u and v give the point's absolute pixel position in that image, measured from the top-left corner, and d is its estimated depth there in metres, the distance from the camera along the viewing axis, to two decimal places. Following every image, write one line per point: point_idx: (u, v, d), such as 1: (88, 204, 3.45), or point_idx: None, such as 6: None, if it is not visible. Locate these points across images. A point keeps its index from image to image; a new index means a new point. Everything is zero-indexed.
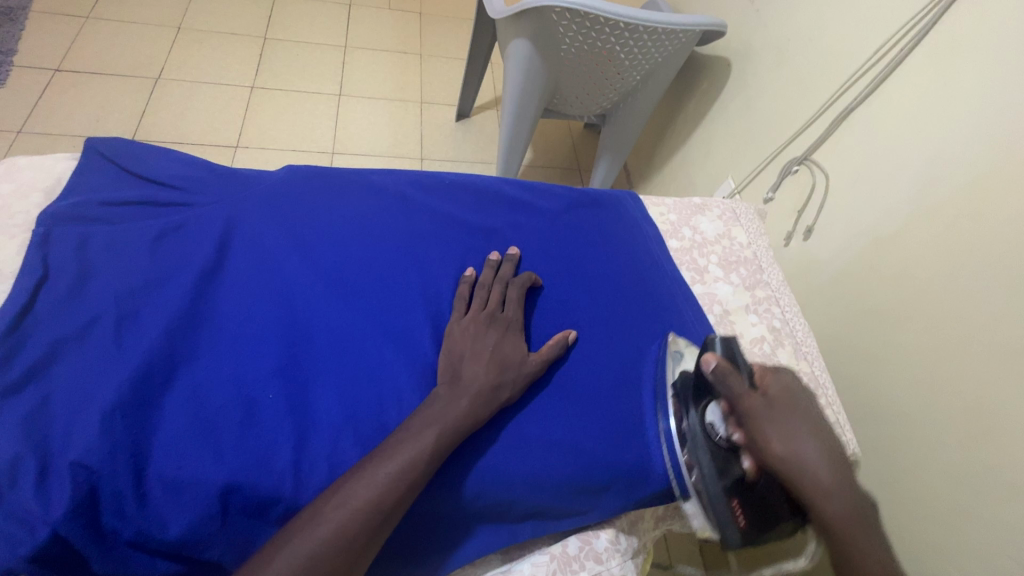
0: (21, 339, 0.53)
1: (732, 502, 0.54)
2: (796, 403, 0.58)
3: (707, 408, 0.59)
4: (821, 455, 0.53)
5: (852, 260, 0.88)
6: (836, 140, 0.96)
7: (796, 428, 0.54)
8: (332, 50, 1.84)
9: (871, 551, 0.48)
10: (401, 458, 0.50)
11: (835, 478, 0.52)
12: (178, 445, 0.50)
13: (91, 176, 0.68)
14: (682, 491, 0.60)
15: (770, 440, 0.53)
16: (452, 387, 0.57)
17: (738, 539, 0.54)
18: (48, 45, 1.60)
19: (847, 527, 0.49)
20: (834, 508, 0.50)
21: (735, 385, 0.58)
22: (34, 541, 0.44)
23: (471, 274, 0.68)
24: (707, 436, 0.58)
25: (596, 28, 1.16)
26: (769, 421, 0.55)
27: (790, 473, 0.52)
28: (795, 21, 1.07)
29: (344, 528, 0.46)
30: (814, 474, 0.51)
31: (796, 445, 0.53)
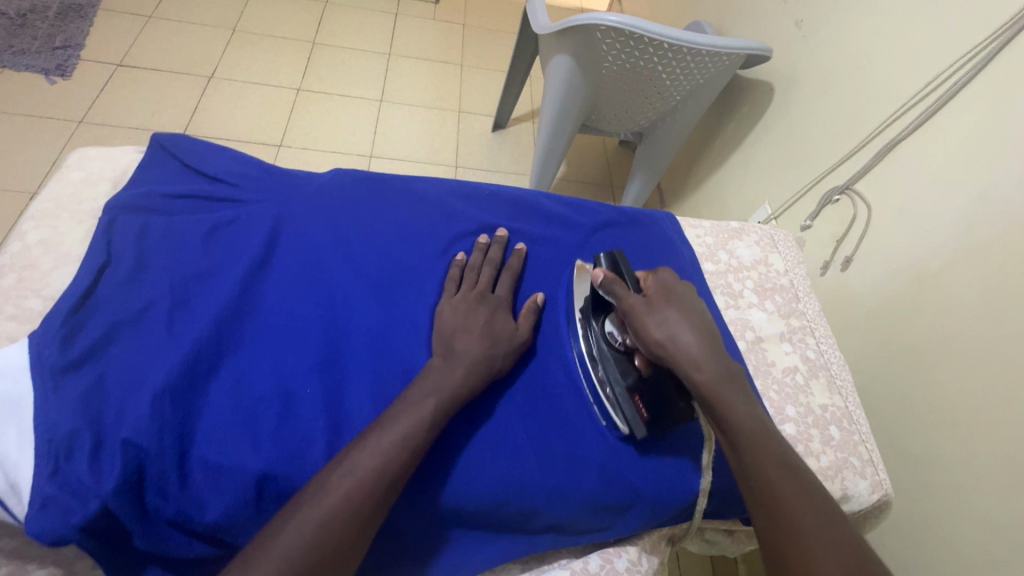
0: (82, 319, 0.56)
1: (635, 397, 0.60)
2: (677, 291, 0.62)
3: (606, 322, 0.64)
4: (695, 335, 0.58)
5: (891, 294, 0.86)
6: (880, 171, 0.94)
7: (672, 319, 0.58)
8: (376, 56, 1.90)
9: (739, 409, 0.55)
10: (402, 427, 0.51)
11: (708, 353, 0.57)
12: (220, 431, 0.52)
13: (153, 170, 0.72)
14: (599, 409, 0.64)
15: (650, 332, 0.58)
16: (446, 359, 0.59)
17: (644, 432, 0.59)
18: (113, 41, 1.69)
19: (716, 391, 0.55)
20: (703, 375, 0.56)
21: (618, 289, 0.62)
22: (84, 512, 0.46)
23: (461, 257, 0.70)
24: (609, 345, 0.63)
25: (640, 47, 1.17)
26: (648, 315, 0.59)
27: (668, 356, 0.57)
28: (842, 48, 1.06)
29: (351, 496, 0.46)
30: (686, 351, 0.57)
31: (672, 332, 0.58)
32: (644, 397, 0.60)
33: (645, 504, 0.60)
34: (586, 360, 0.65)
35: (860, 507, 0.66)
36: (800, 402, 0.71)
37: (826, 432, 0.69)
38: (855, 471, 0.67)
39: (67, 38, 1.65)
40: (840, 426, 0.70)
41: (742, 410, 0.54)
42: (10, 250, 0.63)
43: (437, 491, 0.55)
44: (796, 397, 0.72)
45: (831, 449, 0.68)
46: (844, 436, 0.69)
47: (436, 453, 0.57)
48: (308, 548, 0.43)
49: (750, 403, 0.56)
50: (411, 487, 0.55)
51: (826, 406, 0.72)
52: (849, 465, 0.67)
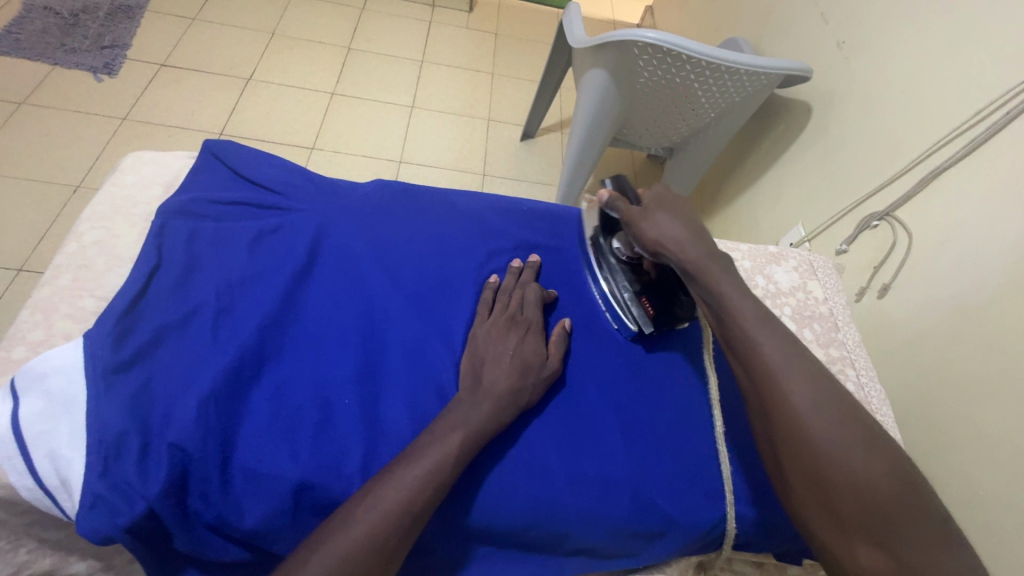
0: (133, 321, 0.57)
1: (642, 299, 0.70)
2: (670, 199, 0.66)
3: (613, 240, 0.73)
4: (686, 231, 0.63)
5: (932, 325, 0.84)
6: (924, 198, 0.92)
7: (664, 219, 0.64)
8: (410, 63, 1.93)
9: (725, 283, 0.58)
10: (429, 461, 0.50)
11: (693, 242, 0.62)
12: (261, 439, 0.53)
13: (203, 175, 0.74)
14: (612, 316, 0.73)
15: (643, 233, 0.64)
16: (473, 392, 0.58)
17: (651, 327, 0.69)
18: (158, 42, 1.75)
19: (703, 272, 0.60)
20: (689, 259, 0.61)
21: (619, 204, 0.68)
22: (131, 513, 0.47)
23: (494, 280, 0.70)
24: (616, 257, 0.73)
25: (678, 65, 1.16)
26: (644, 220, 0.65)
27: (659, 253, 0.63)
28: (885, 70, 1.04)
29: (374, 530, 0.46)
30: (680, 251, 0.62)
31: (664, 232, 0.63)
32: (650, 298, 0.70)
33: (679, 535, 0.59)
34: (599, 276, 0.75)
35: None
36: None
37: None
38: None
39: (115, 38, 1.71)
40: None
41: (728, 285, 0.58)
42: (67, 250, 0.65)
43: (469, 508, 0.56)
44: None
45: None
46: None
47: (469, 469, 0.57)
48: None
49: (751, 297, 0.58)
50: (444, 503, 0.55)
51: None
52: None
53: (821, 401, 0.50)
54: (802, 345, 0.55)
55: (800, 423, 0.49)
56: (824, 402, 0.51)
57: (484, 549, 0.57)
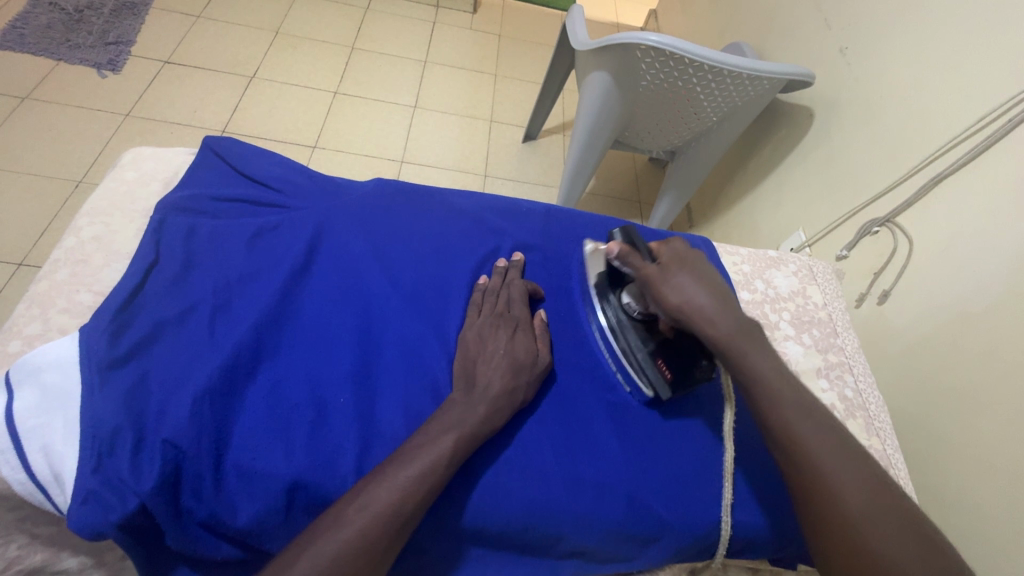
0: (130, 316, 0.57)
1: (657, 361, 0.63)
2: (690, 257, 0.61)
3: (622, 294, 0.66)
4: (710, 295, 0.58)
5: (932, 332, 0.84)
6: (925, 205, 0.91)
7: (689, 284, 0.59)
8: (412, 63, 1.93)
9: (760, 361, 0.55)
10: (422, 462, 0.50)
11: (722, 308, 0.57)
12: (255, 437, 0.53)
13: (204, 172, 0.74)
14: (623, 377, 0.68)
15: (666, 298, 0.58)
16: (468, 394, 0.57)
17: (669, 392, 0.63)
18: (162, 39, 1.75)
19: (733, 346, 0.56)
20: (720, 330, 0.56)
21: (634, 261, 0.62)
22: (123, 510, 0.47)
23: (483, 281, 0.69)
24: (628, 315, 0.66)
25: (680, 68, 1.16)
26: (664, 283, 0.59)
27: (685, 321, 0.58)
28: (887, 76, 1.04)
29: (365, 531, 0.45)
30: (706, 318, 0.57)
31: (688, 297, 0.58)
32: (668, 360, 0.63)
33: (674, 540, 0.59)
34: (608, 333, 0.68)
35: None
36: None
37: None
38: None
39: (119, 34, 1.72)
40: None
41: (764, 364, 0.55)
42: (66, 244, 0.65)
43: (464, 509, 0.55)
44: None
45: None
46: None
47: (463, 470, 0.57)
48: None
49: (777, 367, 0.55)
50: (438, 503, 0.55)
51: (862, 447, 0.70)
52: None
53: (851, 469, 0.49)
54: (831, 415, 0.53)
55: (843, 515, 0.46)
56: (866, 494, 0.47)
57: (477, 551, 0.57)
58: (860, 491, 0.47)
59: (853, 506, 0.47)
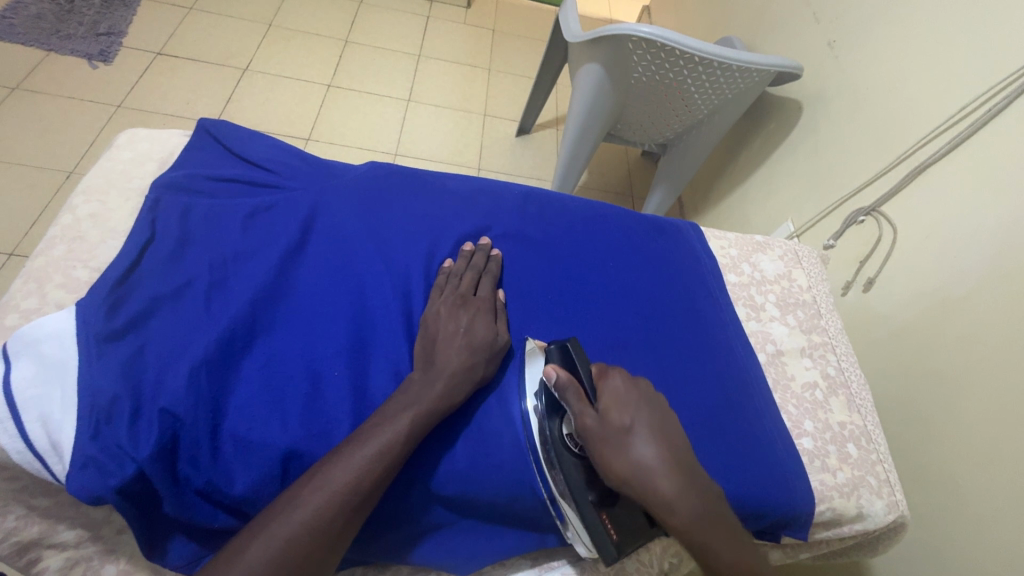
0: (126, 291, 0.58)
1: (604, 518, 0.51)
2: (637, 394, 0.50)
3: (562, 425, 0.55)
4: (663, 454, 0.46)
5: (913, 316, 0.86)
6: (908, 194, 0.94)
7: (637, 441, 0.46)
8: (406, 57, 1.93)
9: (723, 554, 0.45)
10: (377, 443, 0.50)
11: (683, 487, 0.45)
12: (251, 407, 0.54)
13: (199, 152, 0.75)
14: (560, 515, 0.57)
15: (613, 463, 0.47)
16: (426, 372, 0.58)
17: (614, 556, 0.51)
18: (154, 31, 1.75)
19: (696, 536, 0.45)
20: (679, 519, 0.44)
21: (571, 401, 0.51)
22: (121, 475, 0.48)
23: (449, 264, 0.70)
24: (566, 450, 0.54)
25: (671, 60, 1.18)
26: (609, 446, 0.47)
27: (637, 497, 0.46)
28: (873, 69, 1.06)
29: (320, 512, 0.46)
30: (659, 490, 0.45)
31: (639, 469, 0.45)
32: (613, 516, 0.52)
33: None
34: (545, 466, 0.57)
35: (874, 526, 0.66)
36: (819, 418, 0.71)
37: (844, 449, 0.69)
38: (872, 489, 0.67)
39: (111, 25, 1.71)
40: (858, 444, 0.70)
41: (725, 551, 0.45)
42: (62, 222, 0.66)
43: (458, 482, 0.56)
44: (815, 412, 0.72)
45: (847, 466, 0.68)
46: (861, 454, 0.69)
47: (455, 443, 0.58)
48: (277, 564, 0.44)
49: (742, 551, 0.46)
50: (433, 476, 0.56)
51: (844, 423, 0.72)
52: (866, 484, 0.67)
53: None
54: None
55: None
56: None
57: (469, 522, 0.59)
58: None
59: None
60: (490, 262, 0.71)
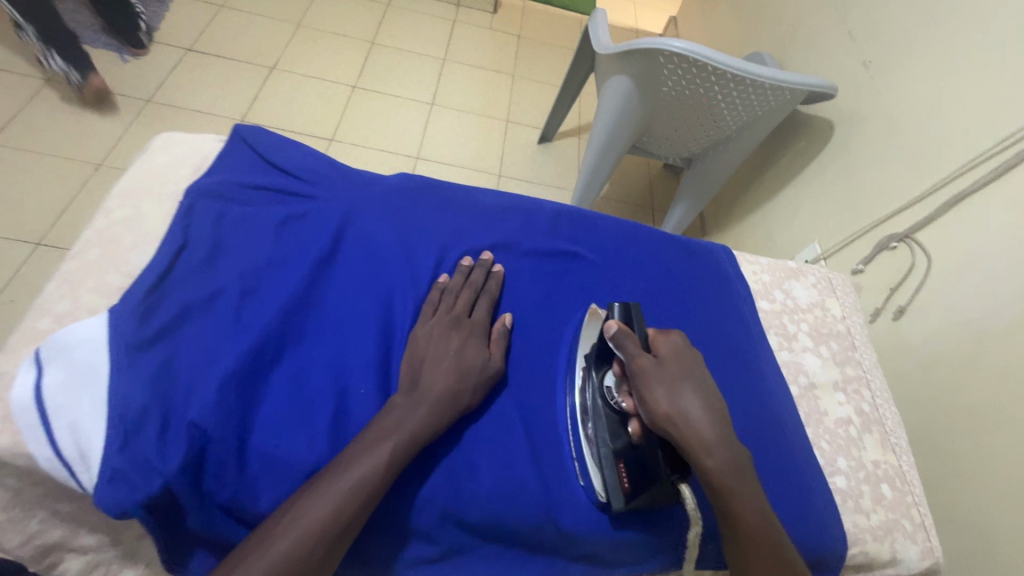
0: (158, 298, 0.58)
1: (621, 465, 0.56)
2: (689, 361, 0.57)
3: (606, 374, 0.60)
4: (706, 411, 0.53)
5: (947, 350, 0.83)
6: (945, 223, 0.90)
7: (687, 391, 0.53)
8: (431, 60, 1.93)
9: (748, 503, 0.51)
10: (357, 472, 0.48)
11: (719, 434, 0.52)
12: (279, 423, 0.53)
13: (232, 158, 0.75)
14: (579, 468, 0.60)
15: (657, 402, 0.52)
16: (410, 396, 0.55)
17: (621, 502, 0.56)
18: (185, 27, 1.76)
19: (727, 482, 0.51)
20: (713, 460, 0.51)
21: (629, 346, 0.57)
22: (149, 489, 0.48)
23: (443, 280, 0.67)
24: (604, 401, 0.58)
25: (702, 76, 1.16)
26: (660, 382, 0.53)
27: (678, 435, 0.51)
28: (913, 91, 1.03)
29: (296, 550, 0.44)
30: (703, 436, 0.51)
31: (681, 405, 0.52)
32: (629, 466, 0.56)
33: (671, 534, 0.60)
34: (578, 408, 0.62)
35: (906, 572, 0.63)
36: (852, 456, 0.69)
37: (877, 490, 0.67)
38: (906, 534, 0.65)
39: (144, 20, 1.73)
40: (892, 485, 0.68)
41: (752, 500, 0.52)
42: (96, 225, 0.66)
43: (481, 508, 0.55)
44: (848, 449, 0.70)
45: (881, 508, 0.66)
46: (895, 496, 0.67)
47: (478, 467, 0.57)
48: None
49: (763, 509, 0.52)
50: (456, 501, 0.55)
51: (878, 462, 0.70)
52: (900, 527, 0.65)
53: None
54: (795, 552, 0.52)
55: None
56: None
57: (490, 547, 0.57)
58: None
59: None
60: (489, 280, 0.69)
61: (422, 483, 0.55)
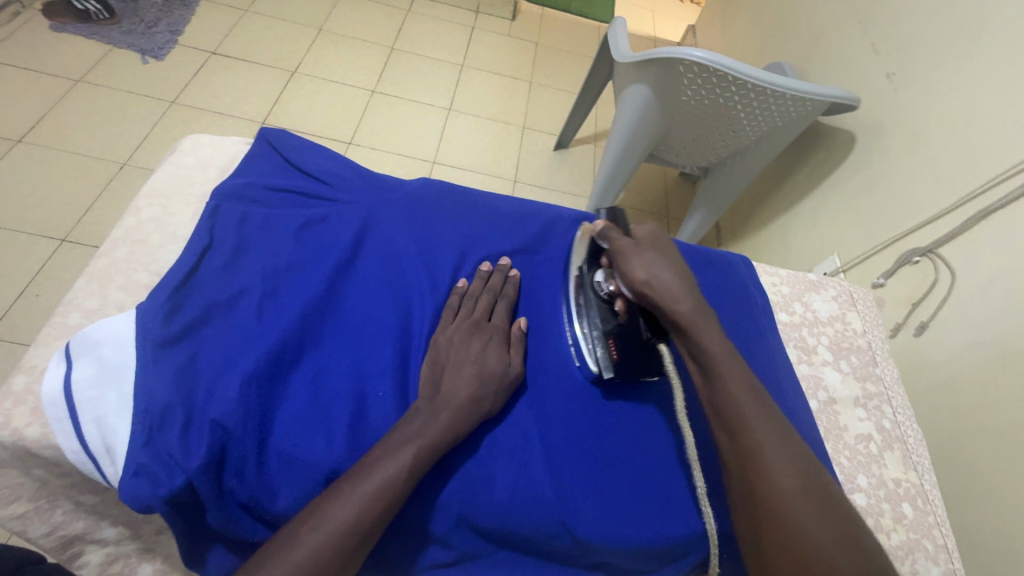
0: (183, 297, 0.59)
1: (609, 340, 0.62)
2: (666, 238, 0.59)
3: (595, 271, 0.66)
4: (677, 274, 0.54)
5: (969, 368, 0.81)
6: (968, 238, 0.89)
7: (656, 258, 0.55)
8: (449, 66, 1.95)
9: (716, 340, 0.51)
10: (379, 477, 0.49)
11: (689, 289, 0.54)
12: (298, 424, 0.54)
13: (257, 161, 0.76)
14: (576, 352, 0.67)
15: (632, 270, 0.55)
16: (432, 402, 0.56)
17: (611, 372, 0.62)
18: (210, 31, 1.80)
19: (695, 323, 0.52)
20: (681, 307, 0.52)
21: (612, 234, 0.62)
22: (170, 485, 0.49)
23: (462, 285, 0.68)
24: (595, 290, 0.65)
25: (722, 85, 1.15)
26: (633, 255, 0.56)
27: (647, 293, 0.54)
28: (937, 104, 1.01)
29: (318, 553, 0.44)
30: (671, 289, 0.53)
31: (654, 272, 0.54)
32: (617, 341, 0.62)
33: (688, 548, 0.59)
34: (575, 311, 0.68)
35: None
36: (873, 473, 0.68)
37: (898, 509, 0.66)
38: (928, 555, 0.63)
39: (171, 23, 1.77)
40: (913, 504, 0.66)
41: (719, 342, 0.51)
42: (125, 223, 0.67)
43: (497, 515, 0.55)
44: (868, 467, 0.69)
45: (902, 528, 0.65)
46: (917, 516, 0.66)
47: (496, 475, 0.57)
48: None
49: (734, 348, 0.52)
50: (472, 507, 0.55)
51: (899, 480, 0.68)
52: (922, 548, 0.64)
53: (821, 508, 0.44)
54: (773, 401, 0.50)
55: (766, 478, 0.45)
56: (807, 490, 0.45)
57: (503, 554, 0.57)
58: (776, 446, 0.46)
59: (776, 465, 0.45)
60: (507, 284, 0.69)
61: (437, 487, 0.55)
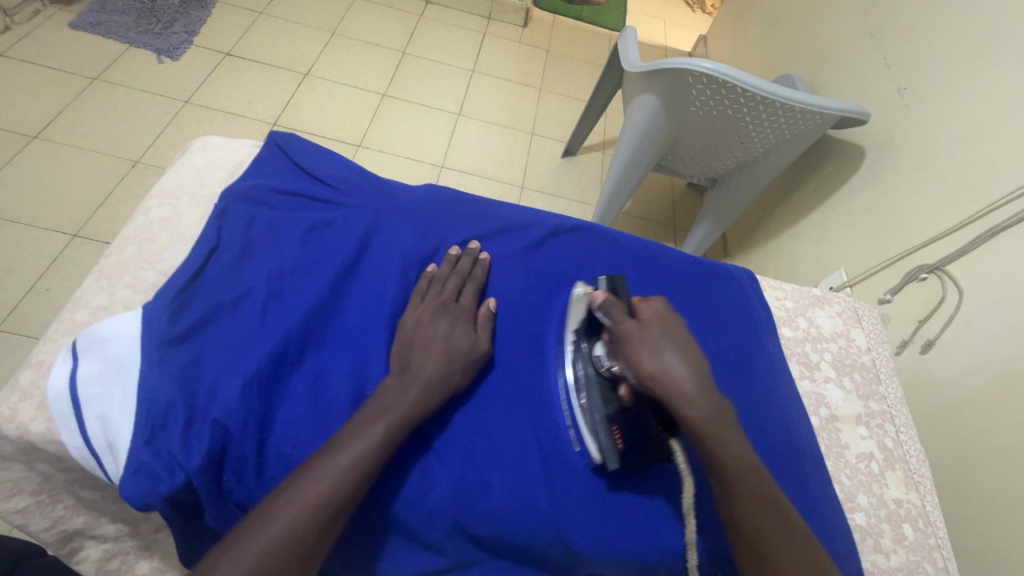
0: (189, 297, 0.60)
1: (612, 428, 0.56)
2: (674, 321, 0.54)
3: (595, 344, 0.60)
4: (690, 367, 0.51)
5: (975, 389, 0.81)
6: (975, 257, 0.88)
7: (669, 350, 0.51)
8: (460, 71, 1.97)
9: (729, 448, 0.49)
10: (353, 451, 0.49)
11: (703, 388, 0.50)
12: (297, 427, 0.54)
13: (266, 164, 0.77)
14: (575, 435, 0.61)
15: (640, 361, 0.51)
16: (401, 377, 0.56)
17: (617, 463, 0.56)
18: (225, 32, 1.83)
19: (710, 429, 0.49)
20: (695, 412, 0.49)
21: (614, 311, 0.57)
22: (171, 483, 0.49)
23: (432, 270, 0.68)
24: (595, 368, 0.59)
25: (731, 97, 1.15)
26: (641, 342, 0.52)
27: (656, 390, 0.50)
28: (948, 120, 1.01)
29: (293, 525, 0.45)
30: (684, 388, 0.49)
31: (665, 364, 0.50)
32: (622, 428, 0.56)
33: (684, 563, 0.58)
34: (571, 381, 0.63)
35: None
36: (874, 493, 0.68)
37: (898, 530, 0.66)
38: None
39: (187, 24, 1.79)
40: (914, 525, 0.66)
41: (734, 450, 0.49)
42: (135, 223, 0.68)
43: (493, 523, 0.55)
44: (869, 486, 0.68)
45: (902, 549, 0.64)
46: (917, 537, 0.65)
47: (491, 481, 0.57)
48: None
49: (748, 451, 0.50)
50: (468, 515, 0.55)
51: (900, 501, 0.68)
52: (922, 570, 0.63)
53: None
54: (782, 498, 0.50)
55: None
56: None
57: (497, 562, 0.57)
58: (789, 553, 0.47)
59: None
60: (475, 268, 0.70)
61: (433, 494, 0.55)
